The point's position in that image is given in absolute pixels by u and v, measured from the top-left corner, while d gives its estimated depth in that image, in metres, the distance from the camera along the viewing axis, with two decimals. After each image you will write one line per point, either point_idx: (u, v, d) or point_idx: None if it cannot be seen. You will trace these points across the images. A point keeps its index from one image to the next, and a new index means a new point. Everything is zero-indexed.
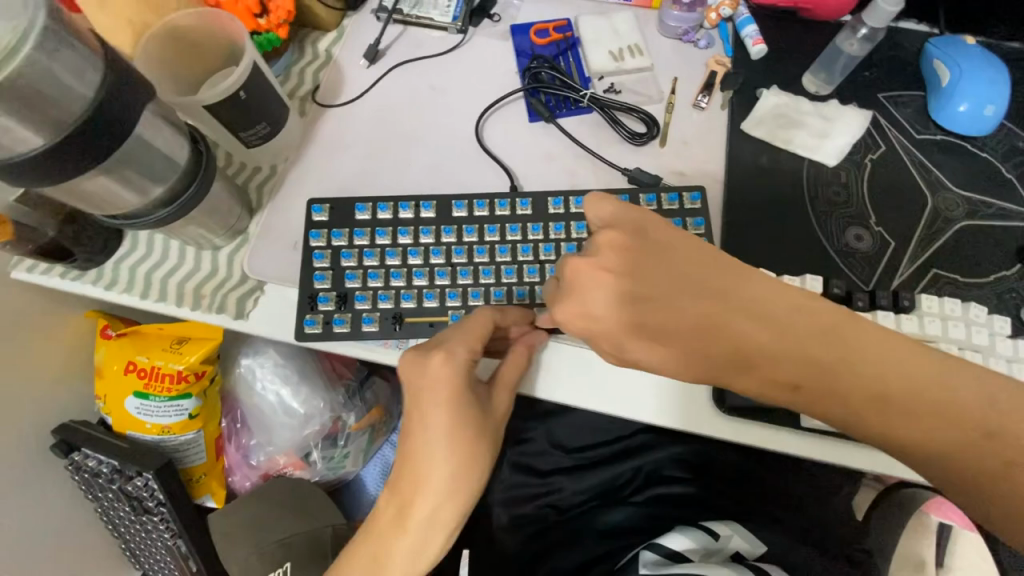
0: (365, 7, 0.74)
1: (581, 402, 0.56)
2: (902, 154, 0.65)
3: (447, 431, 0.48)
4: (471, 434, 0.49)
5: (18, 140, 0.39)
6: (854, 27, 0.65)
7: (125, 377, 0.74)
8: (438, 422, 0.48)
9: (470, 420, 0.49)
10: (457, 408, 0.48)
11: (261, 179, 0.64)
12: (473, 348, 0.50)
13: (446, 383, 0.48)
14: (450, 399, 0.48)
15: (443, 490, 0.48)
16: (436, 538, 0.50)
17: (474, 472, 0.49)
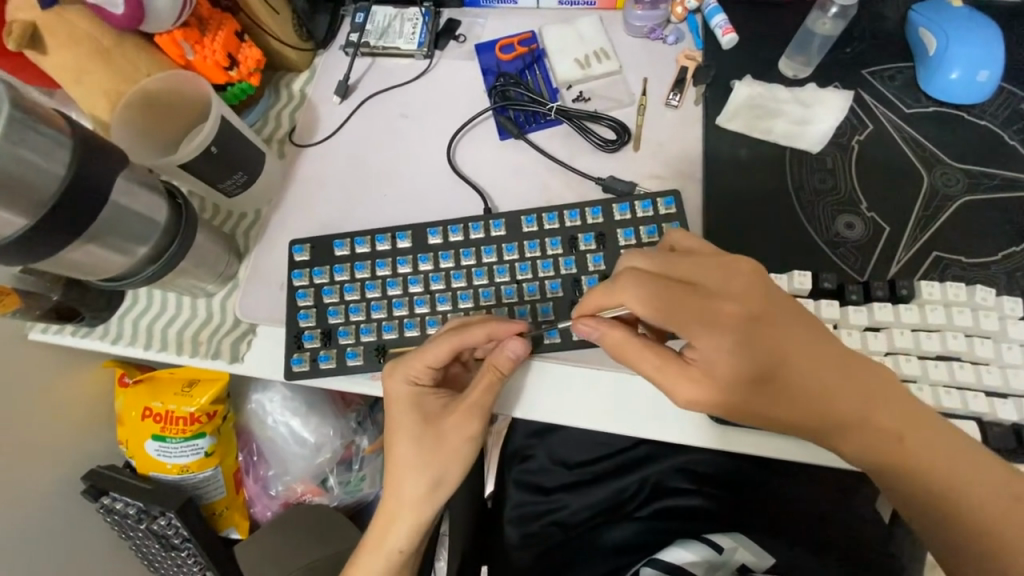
0: (334, 44, 0.75)
1: (568, 420, 0.56)
2: (893, 131, 0.61)
3: (398, 439, 0.53)
4: (418, 445, 0.52)
5: (0, 224, 0.41)
6: (823, 6, 0.63)
7: (142, 422, 0.77)
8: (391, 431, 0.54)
9: (417, 432, 0.52)
10: (411, 409, 0.53)
11: (247, 224, 0.67)
12: (419, 367, 0.52)
13: (394, 397, 0.53)
14: (398, 411, 0.53)
15: (401, 485, 0.52)
16: (398, 536, 0.52)
17: (424, 482, 0.52)
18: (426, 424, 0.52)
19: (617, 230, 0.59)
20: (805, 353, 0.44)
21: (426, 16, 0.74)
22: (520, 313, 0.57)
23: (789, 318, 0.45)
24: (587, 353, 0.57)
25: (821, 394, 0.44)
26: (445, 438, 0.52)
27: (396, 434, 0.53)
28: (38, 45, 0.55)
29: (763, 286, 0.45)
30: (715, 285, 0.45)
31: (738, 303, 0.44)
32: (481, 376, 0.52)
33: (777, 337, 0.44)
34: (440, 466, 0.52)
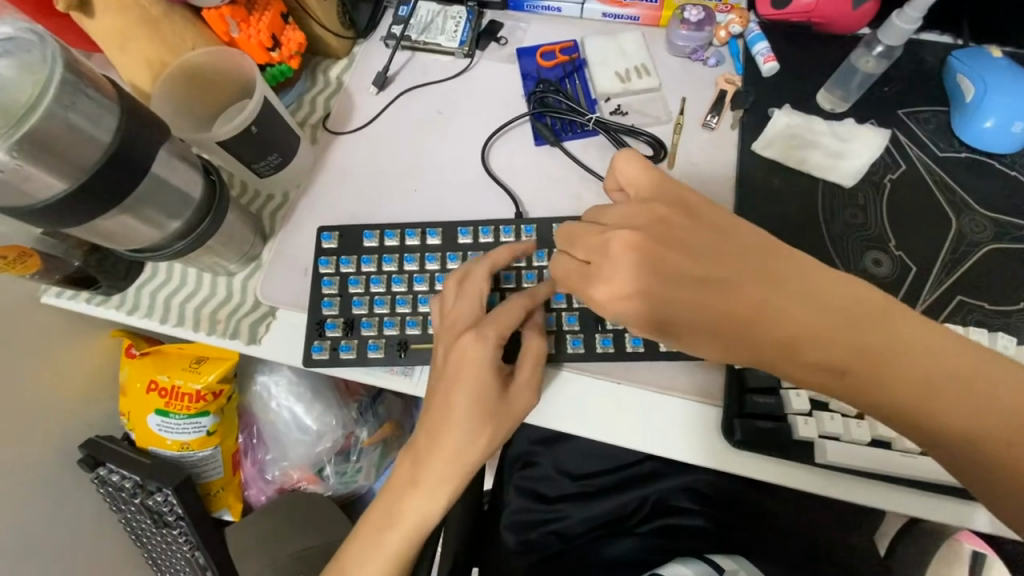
0: (375, 35, 0.75)
1: (584, 430, 0.55)
2: (925, 173, 0.62)
3: (465, 405, 0.50)
4: (489, 410, 0.50)
5: (39, 187, 0.41)
6: (869, 44, 0.64)
7: (147, 395, 0.77)
8: (455, 395, 0.50)
9: (486, 395, 0.50)
10: (481, 375, 0.50)
11: (274, 206, 0.66)
12: (493, 326, 0.51)
13: (467, 359, 0.50)
14: (471, 374, 0.50)
15: (456, 447, 0.50)
16: (442, 496, 0.51)
17: (479, 440, 0.50)
18: (496, 388, 0.51)
19: None
20: (734, 307, 0.39)
21: (470, 16, 0.74)
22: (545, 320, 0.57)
23: (713, 250, 0.41)
24: (607, 365, 0.57)
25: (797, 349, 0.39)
26: (505, 400, 0.51)
27: (462, 399, 0.50)
28: (87, 8, 0.54)
29: (672, 217, 0.42)
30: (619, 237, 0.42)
31: (683, 272, 0.41)
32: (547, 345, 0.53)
33: (692, 281, 0.40)
34: (502, 432, 0.51)
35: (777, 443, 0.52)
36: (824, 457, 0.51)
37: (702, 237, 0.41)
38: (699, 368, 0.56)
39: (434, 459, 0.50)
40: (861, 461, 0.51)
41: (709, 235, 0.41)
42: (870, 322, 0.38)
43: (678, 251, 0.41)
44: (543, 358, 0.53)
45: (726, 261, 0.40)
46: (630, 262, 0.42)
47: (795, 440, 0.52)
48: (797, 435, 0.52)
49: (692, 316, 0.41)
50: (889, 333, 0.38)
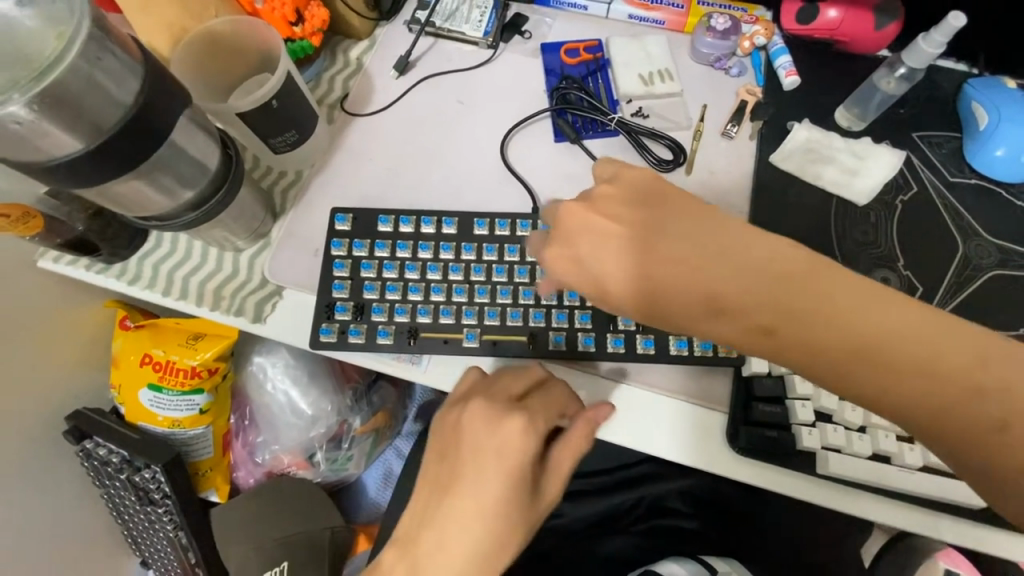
0: (398, 19, 0.74)
1: None
2: (935, 197, 0.63)
3: (499, 504, 0.43)
4: (521, 509, 0.44)
5: (55, 144, 0.39)
6: (892, 65, 0.64)
7: (140, 369, 0.75)
8: (487, 493, 0.43)
9: (516, 497, 0.44)
10: (517, 476, 0.44)
11: (286, 184, 0.65)
12: (542, 416, 0.47)
13: (498, 449, 0.45)
14: (510, 469, 0.44)
15: (471, 558, 0.43)
16: None
17: (499, 549, 0.44)
18: (529, 489, 0.45)
19: None
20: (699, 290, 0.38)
21: (495, 7, 0.73)
22: (557, 317, 0.57)
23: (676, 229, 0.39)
24: (617, 366, 0.57)
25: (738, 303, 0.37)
26: (534, 499, 0.45)
27: (495, 497, 0.43)
28: None
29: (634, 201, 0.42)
30: (582, 223, 0.43)
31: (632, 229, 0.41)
32: (575, 429, 0.47)
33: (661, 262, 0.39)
34: (531, 530, 0.45)
35: (782, 452, 0.53)
36: (826, 468, 0.52)
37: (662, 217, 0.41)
38: (707, 374, 0.56)
39: (450, 568, 0.43)
40: (861, 474, 0.51)
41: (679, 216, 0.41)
42: (812, 286, 0.36)
43: (641, 228, 0.41)
44: (569, 442, 0.47)
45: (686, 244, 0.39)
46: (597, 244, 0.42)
47: (797, 450, 0.53)
48: (801, 445, 0.52)
49: (669, 299, 0.38)
50: (851, 300, 0.36)
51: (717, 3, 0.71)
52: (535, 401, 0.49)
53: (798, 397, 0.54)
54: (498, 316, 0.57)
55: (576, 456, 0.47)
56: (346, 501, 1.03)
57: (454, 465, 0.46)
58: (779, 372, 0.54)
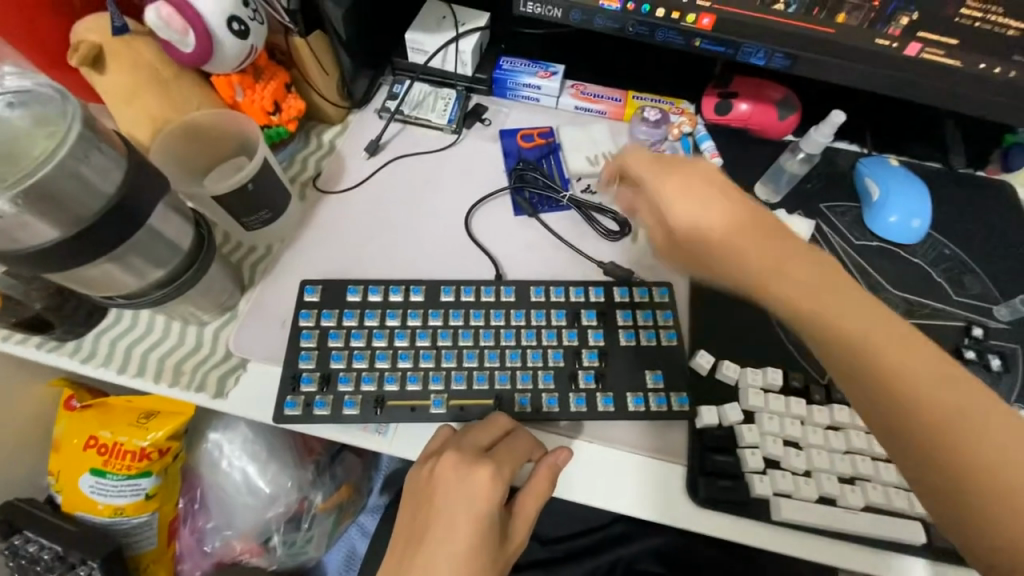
0: (369, 107, 0.82)
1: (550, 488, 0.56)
2: (845, 258, 0.73)
3: (469, 553, 0.45)
4: (492, 557, 0.46)
5: (33, 233, 0.41)
6: (794, 150, 0.76)
7: (83, 453, 0.70)
8: (459, 542, 0.46)
9: (485, 545, 0.46)
10: (483, 522, 0.47)
11: (255, 258, 0.67)
12: (508, 461, 0.50)
13: (467, 500, 0.47)
14: (480, 517, 0.47)
15: None
16: None
17: None
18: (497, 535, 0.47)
19: (616, 311, 0.64)
20: (731, 218, 0.44)
21: (458, 98, 0.83)
22: (522, 379, 0.59)
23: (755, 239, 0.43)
24: (579, 424, 0.59)
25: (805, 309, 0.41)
26: (501, 545, 0.48)
27: (466, 547, 0.46)
28: (98, 66, 0.60)
29: (750, 217, 0.44)
30: (695, 163, 0.48)
31: (710, 204, 0.45)
32: (538, 472, 0.51)
33: (717, 231, 0.44)
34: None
35: (739, 500, 0.55)
36: (781, 515, 0.54)
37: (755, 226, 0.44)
38: (665, 428, 0.59)
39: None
40: (812, 518, 0.54)
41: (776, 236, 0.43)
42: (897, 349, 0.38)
43: (735, 211, 0.44)
44: (533, 488, 0.51)
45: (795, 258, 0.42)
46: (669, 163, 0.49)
47: (754, 499, 0.55)
48: (755, 493, 0.55)
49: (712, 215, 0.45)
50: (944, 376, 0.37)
51: (649, 97, 0.83)
52: (501, 450, 0.51)
53: (748, 446, 0.57)
54: (465, 380, 0.59)
55: (538, 501, 0.51)
56: None
57: (426, 520, 0.48)
58: (728, 422, 0.58)
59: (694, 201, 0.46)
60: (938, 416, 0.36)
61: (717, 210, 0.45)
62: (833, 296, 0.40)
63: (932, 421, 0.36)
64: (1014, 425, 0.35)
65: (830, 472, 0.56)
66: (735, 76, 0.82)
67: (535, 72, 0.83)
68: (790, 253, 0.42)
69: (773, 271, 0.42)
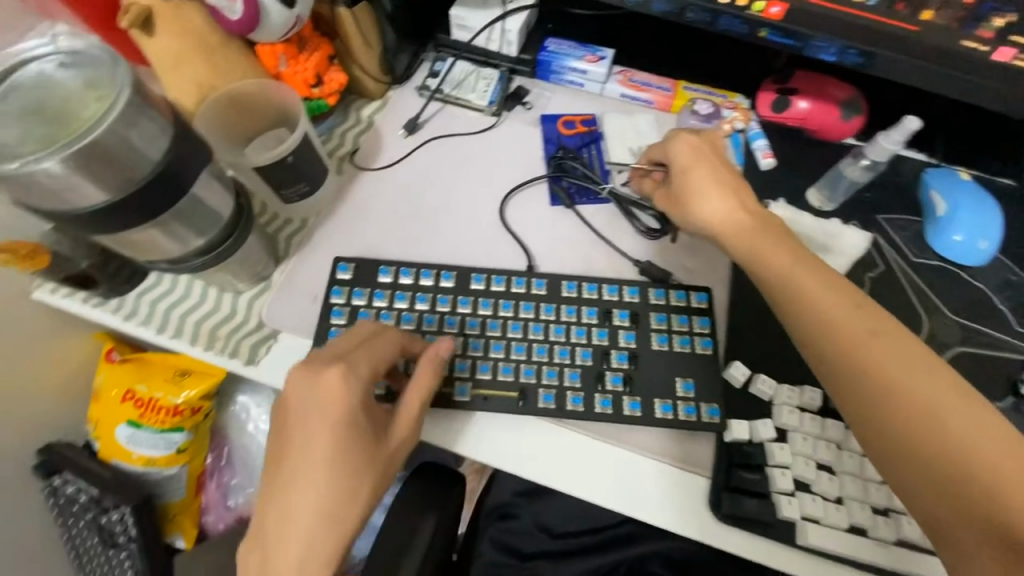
0: (409, 83, 0.80)
1: (569, 487, 0.56)
2: (900, 276, 0.68)
3: (339, 451, 0.47)
4: (369, 455, 0.49)
5: (82, 195, 0.42)
6: (856, 157, 0.70)
7: (121, 405, 0.73)
8: (323, 444, 0.47)
9: (359, 444, 0.48)
10: (348, 423, 0.48)
11: (290, 231, 0.68)
12: (364, 360, 0.51)
13: (331, 404, 0.48)
14: (342, 418, 0.48)
15: (321, 509, 0.47)
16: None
17: (347, 499, 0.47)
18: (371, 434, 0.49)
19: (650, 313, 0.62)
20: (734, 212, 0.57)
21: (500, 79, 0.80)
22: (548, 374, 0.59)
23: (762, 235, 0.56)
24: (602, 425, 0.58)
25: (806, 300, 0.51)
26: (381, 443, 0.50)
27: (332, 445, 0.47)
28: (149, 28, 0.61)
29: (759, 219, 0.57)
30: (699, 149, 0.61)
31: (726, 203, 0.58)
32: (419, 371, 0.53)
33: (734, 212, 0.57)
34: (386, 469, 0.50)
35: (761, 518, 0.54)
36: (805, 539, 0.53)
37: (762, 215, 0.58)
38: (690, 438, 0.58)
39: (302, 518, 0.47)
40: (838, 545, 0.52)
41: (773, 225, 0.57)
42: (879, 336, 0.48)
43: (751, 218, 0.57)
44: (417, 383, 0.53)
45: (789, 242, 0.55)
46: (695, 153, 0.61)
47: (779, 520, 0.54)
48: (781, 514, 0.53)
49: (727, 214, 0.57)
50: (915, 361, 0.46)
51: (701, 88, 0.79)
52: (359, 353, 0.51)
53: (778, 465, 0.55)
54: (490, 370, 0.59)
55: (423, 397, 0.53)
56: None
57: (289, 425, 0.49)
58: (759, 439, 0.57)
59: (713, 196, 0.58)
60: (897, 390, 0.45)
61: (735, 198, 0.58)
62: (827, 286, 0.51)
63: (891, 389, 0.45)
64: (973, 407, 0.44)
65: (863, 501, 0.54)
66: (797, 71, 0.76)
67: (581, 56, 0.79)
68: (779, 236, 0.55)
69: (781, 265, 0.54)
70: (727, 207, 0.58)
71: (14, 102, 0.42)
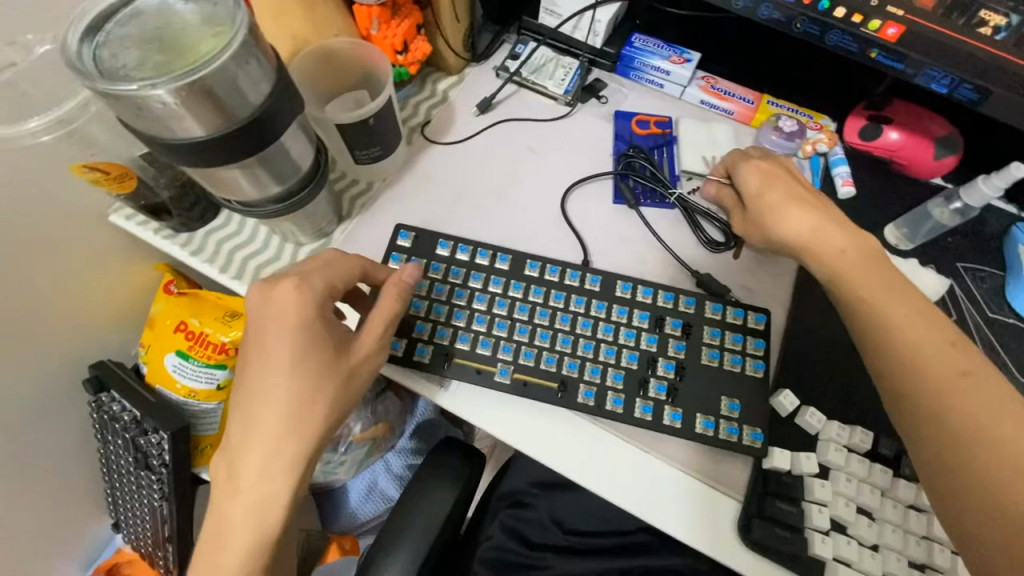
0: (487, 63, 0.80)
1: (595, 486, 0.55)
2: (973, 329, 0.65)
3: (296, 360, 0.48)
4: (325, 367, 0.49)
5: (184, 127, 0.43)
6: (949, 197, 0.66)
7: (173, 334, 0.76)
8: (283, 346, 0.48)
9: (315, 357, 0.49)
10: (302, 335, 0.49)
11: (356, 192, 0.69)
12: (318, 275, 0.52)
13: (284, 314, 0.49)
14: (297, 327, 0.49)
15: (282, 417, 0.48)
16: (279, 480, 0.48)
17: (304, 409, 0.48)
18: (330, 349, 0.50)
19: (704, 326, 0.60)
20: (817, 235, 0.54)
21: (579, 69, 0.78)
22: (591, 371, 0.58)
23: (850, 256, 0.53)
24: (638, 431, 0.57)
25: (888, 323, 0.49)
26: (340, 360, 0.50)
27: (288, 354, 0.48)
28: None
29: (850, 243, 0.53)
30: (772, 169, 0.59)
31: (810, 226, 0.54)
32: (383, 294, 0.53)
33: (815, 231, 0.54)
34: (345, 384, 0.50)
35: (790, 551, 0.52)
36: None
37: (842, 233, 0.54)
38: (726, 459, 0.56)
39: (266, 416, 0.48)
40: None
41: (862, 247, 0.53)
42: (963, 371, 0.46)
43: (835, 243, 0.53)
44: (381, 305, 0.53)
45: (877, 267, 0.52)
46: (767, 170, 0.59)
47: (809, 557, 0.52)
48: (813, 551, 0.52)
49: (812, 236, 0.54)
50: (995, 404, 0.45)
51: (786, 105, 0.76)
52: (317, 269, 0.52)
53: (816, 502, 0.53)
54: (534, 357, 0.59)
55: (388, 318, 0.53)
56: (330, 503, 1.02)
57: (257, 331, 0.51)
58: (800, 472, 0.55)
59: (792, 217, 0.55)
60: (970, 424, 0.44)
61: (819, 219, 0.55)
62: (915, 315, 0.49)
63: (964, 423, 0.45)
64: None
65: (900, 553, 0.52)
66: (893, 100, 0.73)
67: (667, 56, 0.77)
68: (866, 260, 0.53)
69: (866, 289, 0.51)
70: (812, 228, 0.54)
71: (135, 28, 0.44)
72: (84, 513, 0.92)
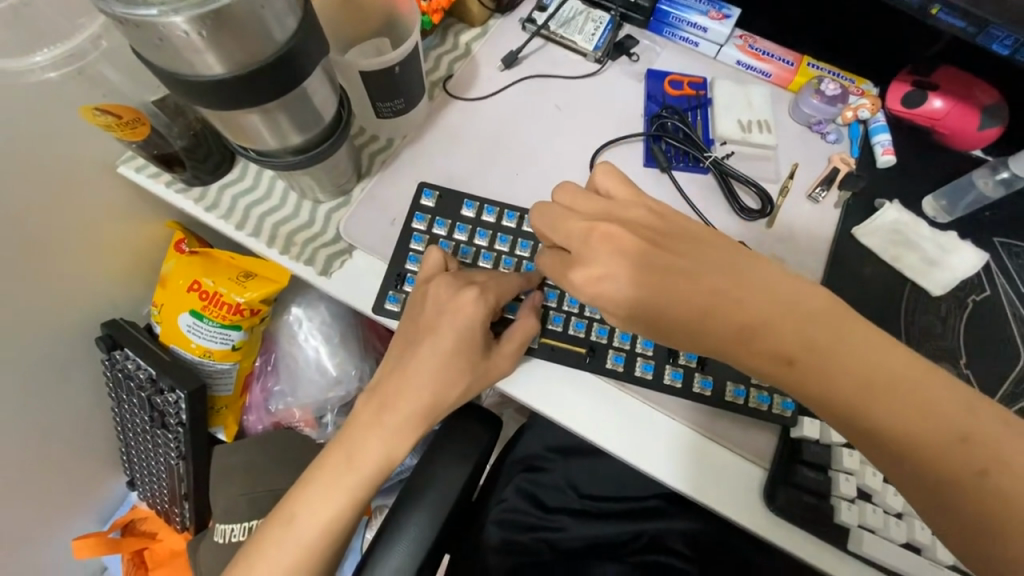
0: (513, 14, 0.75)
1: (649, 463, 0.54)
2: (1007, 305, 0.63)
3: (462, 371, 0.53)
4: (484, 378, 0.54)
5: (203, 63, 0.40)
6: (995, 167, 0.65)
7: (186, 294, 0.74)
8: (486, 375, 0.54)
9: (470, 354, 0.53)
10: (467, 339, 0.52)
11: (376, 148, 0.66)
12: (495, 292, 0.55)
13: (467, 317, 0.52)
14: (473, 343, 0.53)
15: (426, 402, 0.53)
16: (402, 441, 0.53)
17: (436, 395, 0.53)
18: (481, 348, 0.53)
19: None
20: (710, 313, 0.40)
21: (610, 23, 0.74)
22: (620, 337, 0.57)
23: (763, 326, 0.39)
24: (670, 399, 0.56)
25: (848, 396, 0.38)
26: (481, 359, 0.53)
27: (456, 364, 0.52)
28: None
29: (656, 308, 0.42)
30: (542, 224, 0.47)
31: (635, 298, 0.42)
32: (532, 315, 0.56)
33: (673, 314, 0.41)
34: (480, 384, 0.54)
35: (817, 517, 0.52)
36: (857, 547, 0.51)
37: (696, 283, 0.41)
38: (753, 427, 0.56)
39: (423, 408, 0.52)
40: (894, 561, 0.50)
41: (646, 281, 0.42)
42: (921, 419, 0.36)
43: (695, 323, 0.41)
44: (527, 322, 0.56)
45: (701, 303, 0.40)
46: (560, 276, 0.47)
47: (834, 523, 0.52)
48: (839, 519, 0.52)
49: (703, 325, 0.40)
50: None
51: (827, 68, 0.72)
52: (491, 286, 0.55)
53: (844, 471, 0.53)
54: (562, 322, 0.58)
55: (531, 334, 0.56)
56: None
57: (465, 365, 0.53)
58: (828, 441, 0.54)
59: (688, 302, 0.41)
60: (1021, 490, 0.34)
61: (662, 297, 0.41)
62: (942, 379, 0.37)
63: None
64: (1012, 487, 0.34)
65: None
66: (942, 65, 0.69)
67: (705, 10, 0.72)
68: (727, 305, 0.40)
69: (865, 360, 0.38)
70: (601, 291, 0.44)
71: None
72: (100, 468, 0.93)
